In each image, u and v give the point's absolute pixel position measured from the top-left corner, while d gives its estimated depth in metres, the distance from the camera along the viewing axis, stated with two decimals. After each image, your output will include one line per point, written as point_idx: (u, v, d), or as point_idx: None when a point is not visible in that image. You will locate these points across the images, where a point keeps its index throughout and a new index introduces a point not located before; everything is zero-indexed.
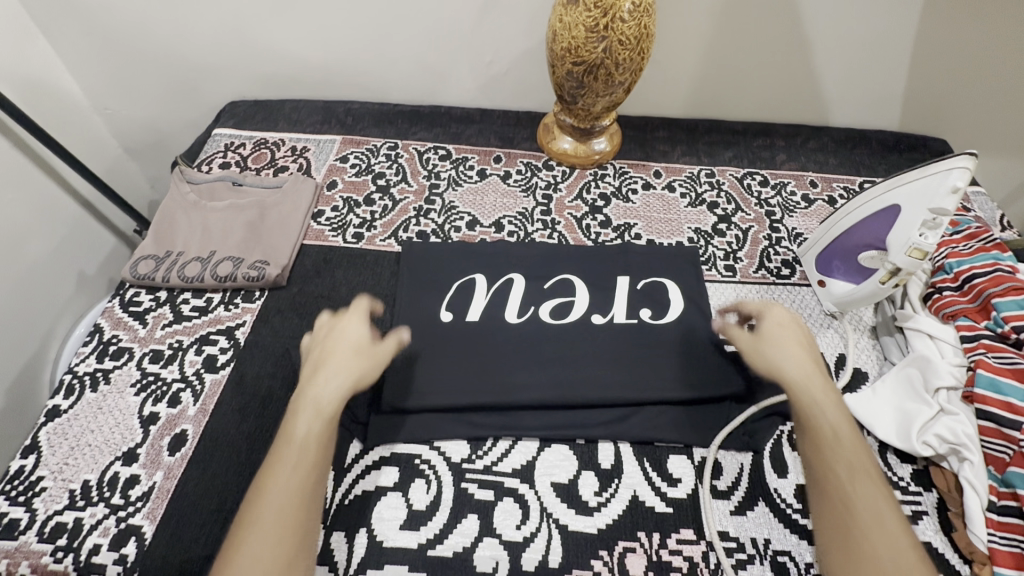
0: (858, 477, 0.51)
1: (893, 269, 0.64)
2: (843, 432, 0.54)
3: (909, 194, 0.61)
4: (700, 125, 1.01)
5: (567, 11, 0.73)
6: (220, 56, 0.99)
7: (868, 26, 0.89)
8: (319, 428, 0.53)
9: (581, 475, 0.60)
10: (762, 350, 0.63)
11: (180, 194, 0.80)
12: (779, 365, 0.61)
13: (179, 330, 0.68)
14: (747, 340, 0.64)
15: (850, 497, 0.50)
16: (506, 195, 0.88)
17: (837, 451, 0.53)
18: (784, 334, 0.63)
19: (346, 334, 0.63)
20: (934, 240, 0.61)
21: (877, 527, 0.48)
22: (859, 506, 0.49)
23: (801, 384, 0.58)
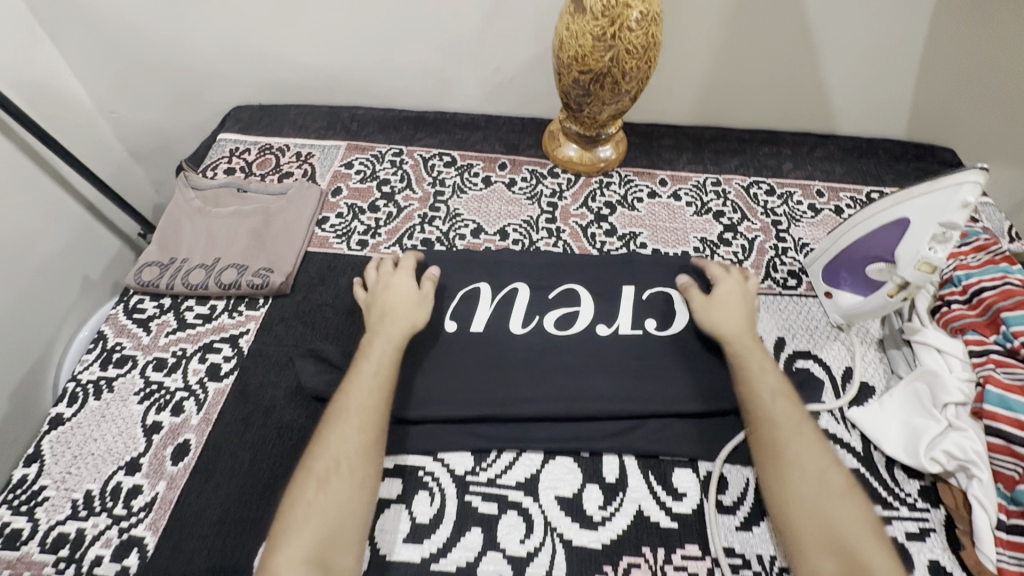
0: (807, 445, 0.55)
1: (902, 282, 0.64)
2: (787, 405, 0.58)
3: (918, 207, 0.61)
4: (706, 133, 1.00)
5: (574, 20, 0.72)
6: (225, 60, 0.99)
7: (876, 36, 0.89)
8: (375, 397, 0.57)
9: (585, 489, 0.60)
10: (710, 311, 0.67)
11: (184, 199, 0.80)
12: (723, 324, 0.66)
13: (182, 337, 0.68)
14: (699, 299, 0.69)
15: (781, 446, 0.55)
16: (511, 203, 0.87)
17: (770, 409, 0.58)
18: (735, 300, 0.68)
19: (400, 287, 0.68)
20: (943, 254, 0.60)
21: (831, 490, 0.52)
22: (811, 471, 0.53)
23: (740, 346, 0.64)
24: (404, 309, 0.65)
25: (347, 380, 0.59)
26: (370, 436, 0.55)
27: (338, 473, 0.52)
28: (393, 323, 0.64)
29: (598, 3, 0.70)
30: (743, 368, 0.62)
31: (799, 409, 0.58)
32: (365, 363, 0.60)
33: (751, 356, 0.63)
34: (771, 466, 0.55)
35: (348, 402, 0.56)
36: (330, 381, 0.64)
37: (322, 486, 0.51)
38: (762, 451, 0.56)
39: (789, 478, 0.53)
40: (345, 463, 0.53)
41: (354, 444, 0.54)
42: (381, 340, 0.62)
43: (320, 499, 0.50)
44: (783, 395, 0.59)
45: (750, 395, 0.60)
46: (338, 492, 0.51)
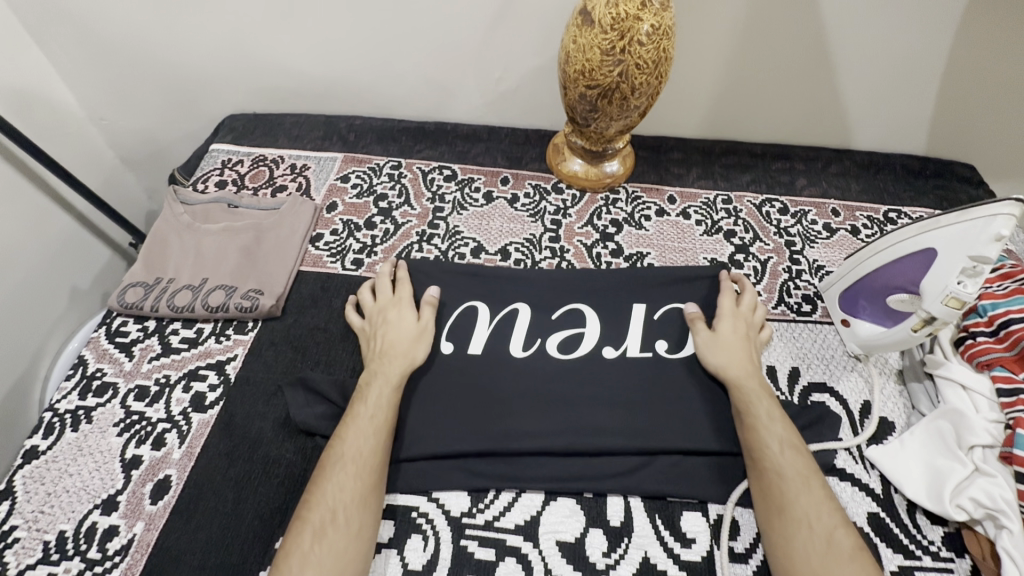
0: (816, 502, 0.53)
1: (928, 316, 0.60)
2: (795, 458, 0.55)
3: (947, 237, 0.57)
4: (716, 146, 0.96)
5: (581, 32, 0.69)
6: (219, 67, 0.96)
7: (895, 49, 0.85)
8: (374, 439, 0.56)
9: (587, 534, 0.56)
10: (715, 349, 0.64)
11: (173, 215, 0.77)
12: (726, 362, 0.63)
13: (167, 364, 0.65)
14: (704, 335, 0.65)
15: (784, 500, 0.53)
16: (513, 220, 0.84)
17: (774, 457, 0.56)
18: (738, 338, 0.65)
19: (398, 321, 0.66)
20: (973, 290, 0.56)
21: (839, 551, 0.50)
22: (817, 530, 0.51)
23: (744, 388, 0.61)
24: (402, 346, 0.63)
25: (343, 422, 0.57)
26: (365, 484, 0.53)
27: (334, 524, 0.50)
28: (393, 361, 0.62)
29: (607, 16, 0.66)
30: (748, 413, 0.59)
31: (807, 460, 0.56)
32: (362, 405, 0.58)
33: (757, 400, 0.60)
34: (778, 522, 0.53)
35: (344, 447, 0.55)
36: (320, 414, 0.61)
37: (318, 537, 0.49)
38: (768, 505, 0.54)
39: (794, 535, 0.52)
40: (341, 513, 0.51)
41: (349, 493, 0.52)
42: (379, 380, 0.60)
43: (314, 553, 0.48)
44: (790, 447, 0.56)
45: (755, 442, 0.57)
46: (333, 545, 0.49)
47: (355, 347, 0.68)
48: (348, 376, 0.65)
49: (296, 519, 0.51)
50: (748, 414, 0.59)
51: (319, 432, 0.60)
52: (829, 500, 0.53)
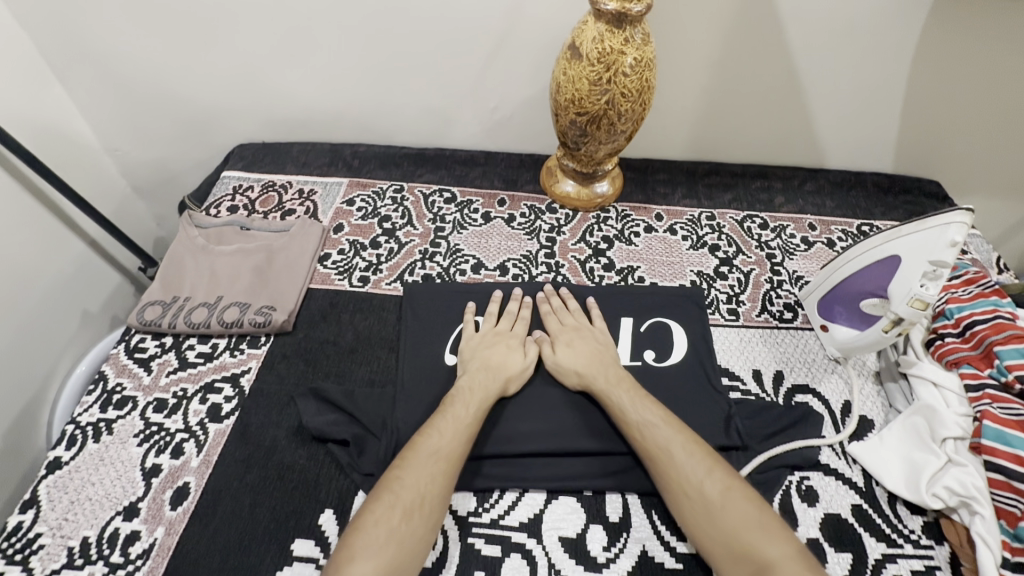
0: (687, 463, 0.57)
1: (895, 317, 0.65)
2: (663, 428, 0.60)
3: (909, 244, 0.63)
4: (699, 167, 1.03)
5: (570, 65, 0.75)
6: (230, 100, 1.02)
7: (859, 77, 0.93)
8: (462, 436, 0.59)
9: (588, 529, 0.59)
10: (560, 363, 0.68)
11: (188, 237, 0.81)
12: (576, 366, 0.67)
13: (183, 377, 0.68)
14: (548, 352, 0.69)
15: (666, 473, 0.57)
16: (510, 238, 0.89)
17: (647, 436, 0.60)
18: (573, 343, 0.70)
19: (508, 354, 0.68)
20: (934, 291, 0.62)
21: (720, 501, 0.54)
22: (697, 487, 0.55)
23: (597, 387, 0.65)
24: (504, 371, 0.66)
25: (438, 417, 0.60)
26: (449, 480, 0.56)
27: (420, 510, 0.53)
28: (491, 380, 0.65)
29: (594, 50, 0.72)
30: (614, 405, 0.63)
31: (673, 428, 0.60)
32: (460, 407, 0.61)
33: (615, 392, 0.64)
34: (671, 490, 0.57)
35: (441, 441, 0.58)
36: (331, 421, 0.64)
37: (408, 517, 0.52)
38: (659, 478, 0.58)
39: (682, 501, 0.56)
40: (428, 502, 0.53)
41: (438, 485, 0.55)
42: (466, 394, 0.63)
43: (400, 530, 0.51)
44: (654, 421, 0.61)
45: (628, 429, 0.61)
46: (415, 529, 0.52)
47: (364, 359, 0.71)
48: (358, 385, 0.68)
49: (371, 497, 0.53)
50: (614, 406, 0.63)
51: (331, 438, 0.63)
52: (703, 455, 0.58)
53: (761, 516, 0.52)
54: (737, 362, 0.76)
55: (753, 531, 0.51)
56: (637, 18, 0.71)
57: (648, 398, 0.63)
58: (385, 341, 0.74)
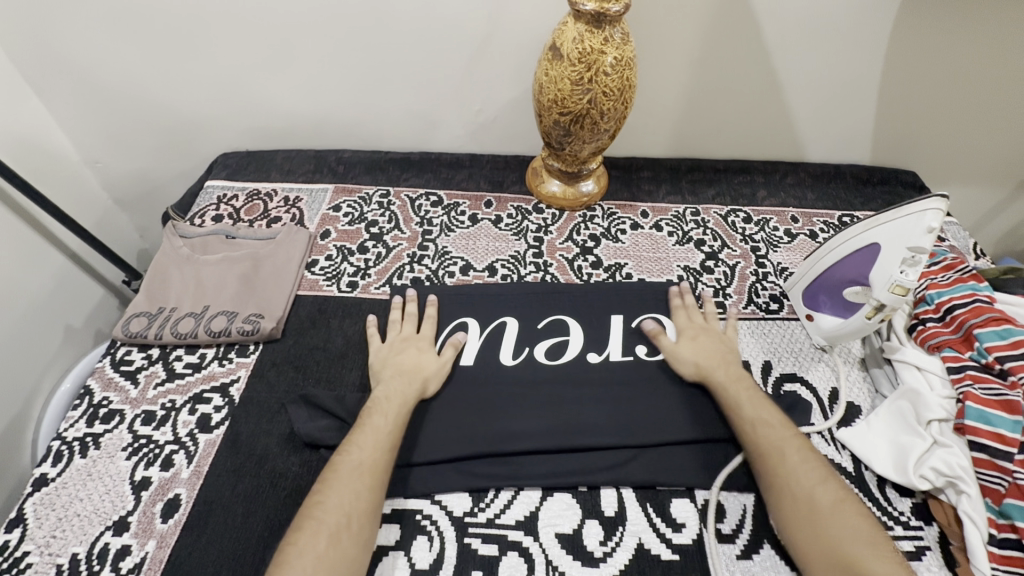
0: (802, 468, 0.58)
1: (877, 304, 0.67)
2: (783, 432, 0.61)
3: (892, 232, 0.65)
4: (682, 164, 1.04)
5: (552, 66, 0.76)
6: (212, 108, 1.01)
7: (834, 71, 0.95)
8: (383, 446, 0.59)
9: (584, 525, 0.59)
10: (681, 354, 0.70)
11: (172, 248, 0.81)
12: (697, 359, 0.70)
13: (171, 389, 0.68)
14: (668, 344, 0.72)
15: (776, 471, 0.59)
16: (498, 239, 0.89)
17: (763, 434, 0.61)
18: (697, 340, 0.72)
19: (420, 355, 0.69)
20: (914, 277, 0.63)
21: (832, 510, 0.55)
22: (807, 490, 0.56)
23: (716, 381, 0.67)
24: (421, 372, 0.67)
25: (357, 432, 0.60)
26: (375, 495, 0.56)
27: (349, 530, 0.53)
28: (407, 384, 0.65)
29: (574, 51, 0.73)
30: (732, 401, 0.65)
31: (791, 434, 0.61)
32: (379, 416, 0.62)
33: (734, 390, 0.66)
34: (776, 489, 0.58)
35: (361, 456, 0.58)
36: (323, 426, 0.64)
37: (335, 540, 0.52)
38: (766, 474, 0.59)
39: (788, 503, 0.57)
40: (355, 520, 0.53)
41: (365, 500, 0.55)
42: (382, 401, 0.63)
43: (329, 554, 0.51)
44: (772, 423, 0.62)
45: (741, 426, 0.63)
46: (346, 550, 0.52)
47: (354, 365, 0.71)
48: (350, 391, 0.68)
49: (295, 526, 0.53)
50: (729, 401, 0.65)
51: (324, 443, 0.63)
52: (821, 466, 0.59)
53: (871, 533, 0.53)
54: None
55: (860, 544, 0.52)
56: (616, 18, 0.72)
57: (768, 403, 0.65)
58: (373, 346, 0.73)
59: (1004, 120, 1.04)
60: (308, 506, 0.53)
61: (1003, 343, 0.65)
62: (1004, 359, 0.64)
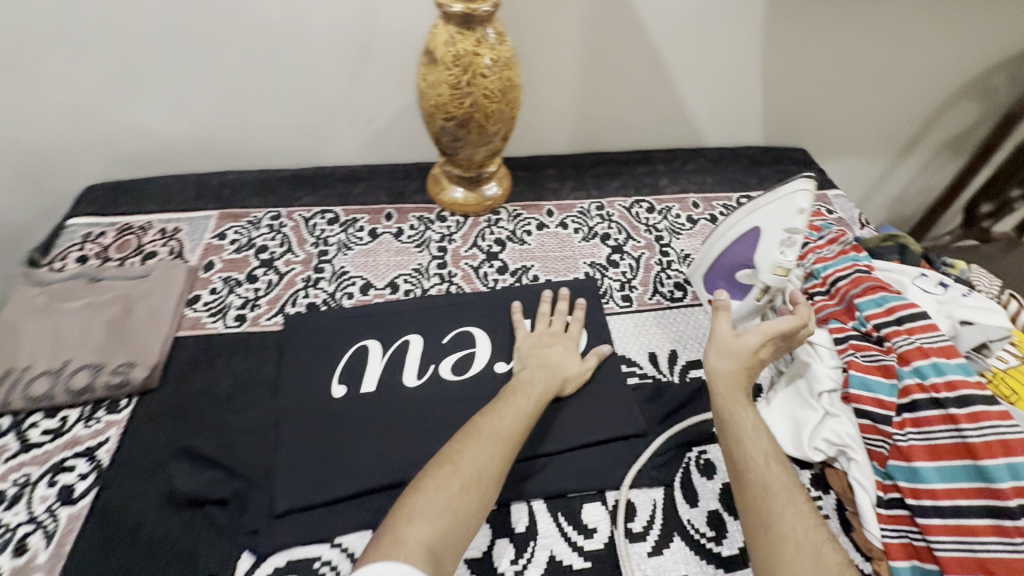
0: (801, 517, 0.51)
1: (764, 286, 0.69)
2: (782, 472, 0.54)
3: (768, 215, 0.67)
4: (585, 159, 1.04)
5: (429, 71, 0.73)
6: (72, 137, 0.92)
7: (718, 56, 0.98)
8: (524, 420, 0.59)
9: (495, 545, 0.58)
10: (728, 348, 0.62)
11: (26, 298, 0.72)
12: (732, 368, 0.61)
13: (26, 461, 0.60)
14: (724, 333, 0.64)
15: (772, 515, 0.51)
16: (399, 253, 0.86)
17: (761, 474, 0.54)
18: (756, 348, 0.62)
19: (566, 355, 0.69)
20: (792, 257, 0.66)
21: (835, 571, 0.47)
22: (808, 544, 0.49)
23: (729, 400, 0.60)
24: (564, 370, 0.67)
25: (501, 402, 0.60)
26: (507, 464, 0.55)
27: (478, 486, 0.52)
28: (551, 376, 0.65)
29: (448, 54, 0.71)
30: (733, 429, 0.58)
31: (791, 477, 0.54)
32: (522, 397, 0.62)
33: (743, 411, 0.59)
34: (768, 536, 0.51)
35: (503, 424, 0.58)
36: (207, 479, 0.59)
37: (465, 490, 0.52)
38: (757, 517, 0.52)
39: (781, 553, 0.49)
40: (486, 478, 0.53)
41: (497, 465, 0.54)
42: (531, 385, 0.64)
43: (457, 501, 0.51)
44: (775, 458, 0.56)
45: (740, 459, 0.56)
46: (472, 502, 0.51)
47: (243, 406, 0.66)
48: (239, 436, 0.63)
49: (440, 461, 0.54)
50: (729, 428, 0.58)
51: (207, 499, 0.58)
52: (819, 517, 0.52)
53: None
54: (634, 348, 0.76)
55: None
56: (487, 17, 0.71)
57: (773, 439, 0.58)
58: (264, 382, 0.69)
59: (876, 92, 1.10)
60: (456, 447, 0.55)
61: (879, 310, 0.68)
62: (881, 326, 0.67)
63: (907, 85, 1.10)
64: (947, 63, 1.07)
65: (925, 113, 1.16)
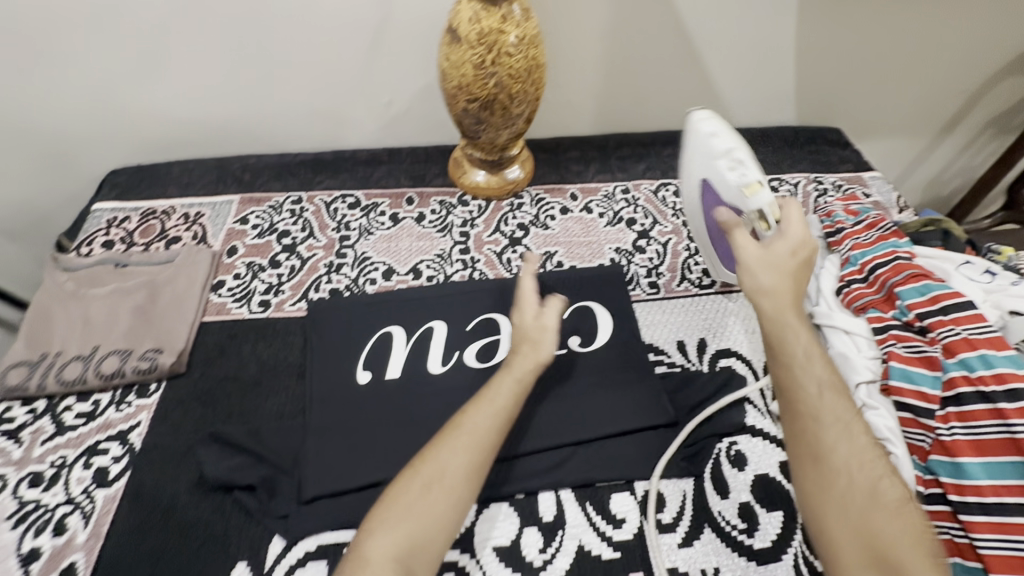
0: (858, 449, 0.49)
1: (757, 214, 0.62)
2: (838, 401, 0.51)
3: (695, 172, 0.69)
4: (610, 141, 1.01)
5: (451, 50, 0.71)
6: (93, 122, 0.92)
7: (750, 31, 0.93)
8: (491, 413, 0.55)
9: (523, 534, 0.57)
10: (766, 263, 0.57)
11: (55, 284, 0.73)
12: (778, 284, 0.57)
13: (62, 443, 0.61)
14: (752, 248, 0.58)
15: (825, 446, 0.50)
16: (422, 238, 0.85)
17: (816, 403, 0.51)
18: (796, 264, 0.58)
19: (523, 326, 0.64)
20: (749, 170, 0.63)
21: (890, 503, 0.46)
22: (865, 477, 0.48)
23: (780, 319, 0.55)
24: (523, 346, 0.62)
25: (479, 397, 0.57)
26: (476, 461, 0.52)
27: (439, 487, 0.50)
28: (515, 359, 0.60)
29: (472, 32, 0.69)
30: (786, 353, 0.54)
31: (845, 405, 0.51)
32: (493, 387, 0.58)
33: (795, 332, 0.55)
34: (820, 467, 0.49)
35: (476, 420, 0.55)
36: (236, 465, 0.59)
37: (427, 494, 0.50)
38: (807, 446, 0.50)
39: (834, 484, 0.48)
40: (448, 480, 0.51)
41: (462, 463, 0.52)
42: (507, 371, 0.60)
43: (419, 507, 0.49)
44: (829, 386, 0.52)
45: (791, 387, 0.53)
46: (436, 506, 0.49)
47: (270, 392, 0.66)
48: (267, 422, 0.63)
49: (407, 468, 0.53)
50: (779, 351, 0.55)
51: (237, 484, 0.58)
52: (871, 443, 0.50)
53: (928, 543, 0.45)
54: (661, 337, 0.74)
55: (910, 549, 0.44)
56: None
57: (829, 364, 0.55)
58: (289, 369, 0.69)
59: (918, 67, 1.04)
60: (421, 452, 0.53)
61: (923, 299, 0.65)
62: (924, 315, 0.64)
63: (951, 60, 1.04)
64: (996, 35, 1.01)
65: (968, 90, 1.10)
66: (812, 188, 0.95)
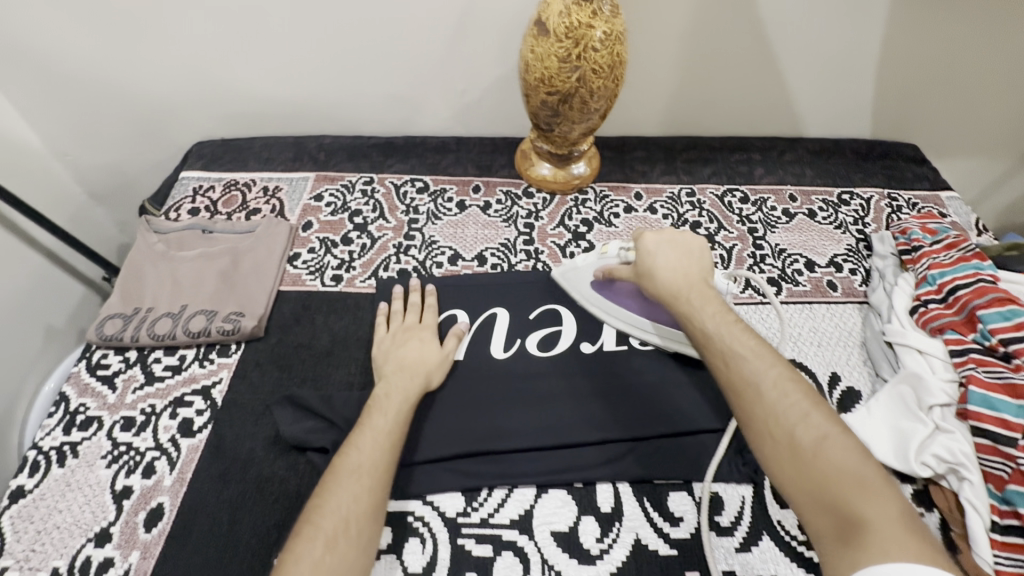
0: (777, 403, 0.49)
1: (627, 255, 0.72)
2: (741, 365, 0.52)
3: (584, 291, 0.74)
4: (677, 143, 1.00)
5: (538, 43, 0.72)
6: (184, 96, 0.97)
7: (834, 40, 0.91)
8: (382, 445, 0.55)
9: (580, 522, 0.58)
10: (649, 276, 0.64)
11: (146, 245, 0.77)
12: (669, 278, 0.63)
13: (151, 393, 0.65)
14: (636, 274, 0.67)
15: (746, 408, 0.50)
16: (487, 226, 0.86)
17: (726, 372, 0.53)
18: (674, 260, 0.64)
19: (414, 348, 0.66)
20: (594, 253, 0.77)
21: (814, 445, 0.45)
22: (785, 427, 0.47)
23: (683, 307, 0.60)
24: (422, 365, 0.64)
25: (357, 434, 0.56)
26: (376, 496, 0.52)
27: (347, 535, 0.49)
28: (408, 381, 0.62)
29: (561, 25, 0.69)
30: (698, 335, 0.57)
31: (751, 364, 0.52)
32: (380, 418, 0.57)
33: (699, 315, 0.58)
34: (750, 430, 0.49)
35: (360, 458, 0.53)
36: (309, 428, 0.62)
37: (333, 547, 0.47)
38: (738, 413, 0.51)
39: (764, 443, 0.48)
40: (353, 524, 0.49)
41: (365, 504, 0.51)
42: (394, 397, 0.60)
43: (326, 563, 0.46)
44: (734, 353, 0.53)
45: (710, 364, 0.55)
46: (346, 555, 0.48)
47: (340, 362, 0.69)
48: (337, 390, 0.66)
49: (299, 525, 0.49)
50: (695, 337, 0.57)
51: (310, 445, 0.61)
52: (798, 390, 0.50)
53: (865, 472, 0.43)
54: None
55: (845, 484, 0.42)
56: None
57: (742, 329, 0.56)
58: (359, 342, 0.71)
59: (1009, 85, 1.00)
60: (313, 505, 0.50)
61: (1007, 325, 0.63)
62: (1009, 341, 0.62)
63: None
64: None
65: None
66: (886, 205, 0.92)
